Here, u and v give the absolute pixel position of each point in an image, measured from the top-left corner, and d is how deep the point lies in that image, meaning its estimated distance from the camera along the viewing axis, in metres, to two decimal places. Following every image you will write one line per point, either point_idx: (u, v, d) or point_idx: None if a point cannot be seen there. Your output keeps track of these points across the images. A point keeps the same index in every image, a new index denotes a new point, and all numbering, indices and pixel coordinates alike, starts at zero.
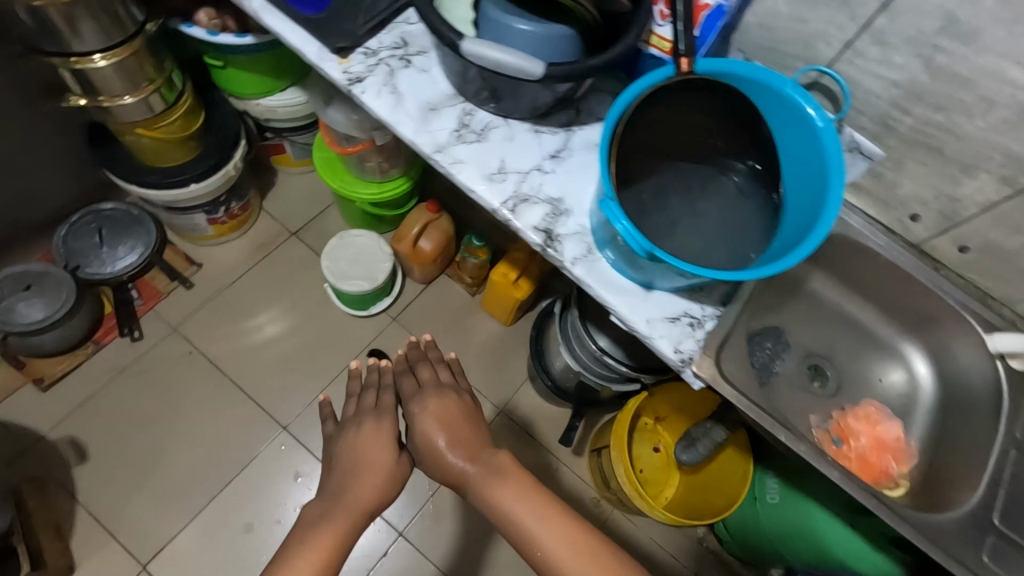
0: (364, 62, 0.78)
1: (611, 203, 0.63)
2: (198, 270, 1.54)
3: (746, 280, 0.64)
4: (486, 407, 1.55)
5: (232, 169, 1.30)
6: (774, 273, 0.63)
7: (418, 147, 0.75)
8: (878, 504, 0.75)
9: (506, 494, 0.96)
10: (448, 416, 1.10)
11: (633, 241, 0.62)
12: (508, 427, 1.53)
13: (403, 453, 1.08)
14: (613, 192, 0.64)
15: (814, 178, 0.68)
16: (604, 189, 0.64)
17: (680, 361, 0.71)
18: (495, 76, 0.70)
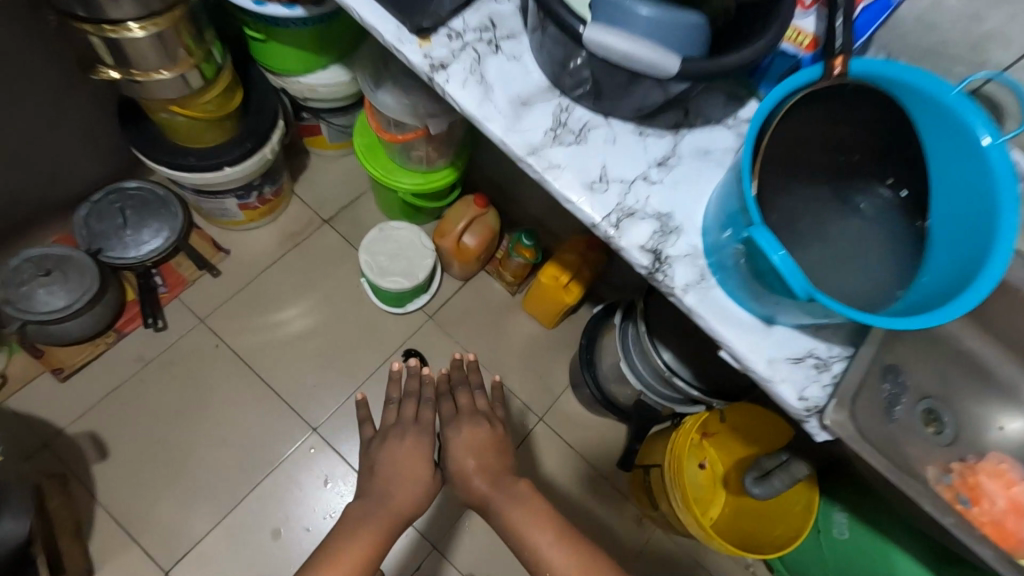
0: (448, 45, 0.69)
1: (761, 230, 0.54)
2: (226, 258, 1.44)
3: (905, 325, 0.54)
4: (526, 414, 1.46)
5: (270, 152, 1.20)
6: (937, 322, 0.54)
7: (509, 147, 0.66)
8: None
9: (527, 522, 0.96)
10: (479, 443, 1.12)
11: (790, 276, 0.54)
12: (548, 437, 1.45)
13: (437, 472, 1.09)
14: (760, 219, 0.55)
15: (976, 208, 0.58)
16: (751, 212, 0.55)
17: (805, 411, 0.62)
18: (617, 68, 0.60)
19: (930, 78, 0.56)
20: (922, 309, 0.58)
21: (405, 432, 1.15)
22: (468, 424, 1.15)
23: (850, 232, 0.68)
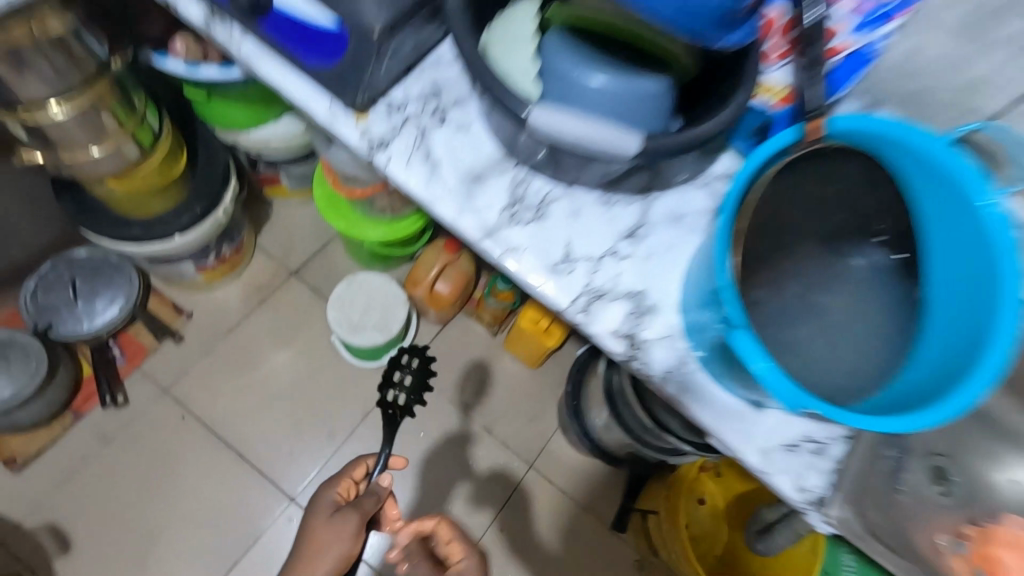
0: (387, 119, 0.61)
1: (745, 334, 0.47)
2: (187, 321, 1.37)
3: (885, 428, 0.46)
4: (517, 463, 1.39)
5: (221, 213, 1.13)
6: (938, 422, 0.45)
7: (462, 232, 0.60)
8: None
9: None
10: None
11: (780, 389, 0.46)
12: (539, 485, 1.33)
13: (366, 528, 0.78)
14: (744, 317, 0.47)
15: (966, 299, 0.50)
16: (732, 316, 0.47)
17: (805, 502, 0.57)
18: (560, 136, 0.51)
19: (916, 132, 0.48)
20: (909, 411, 0.47)
21: (327, 531, 0.74)
22: (455, 554, 0.77)
23: (839, 301, 0.61)
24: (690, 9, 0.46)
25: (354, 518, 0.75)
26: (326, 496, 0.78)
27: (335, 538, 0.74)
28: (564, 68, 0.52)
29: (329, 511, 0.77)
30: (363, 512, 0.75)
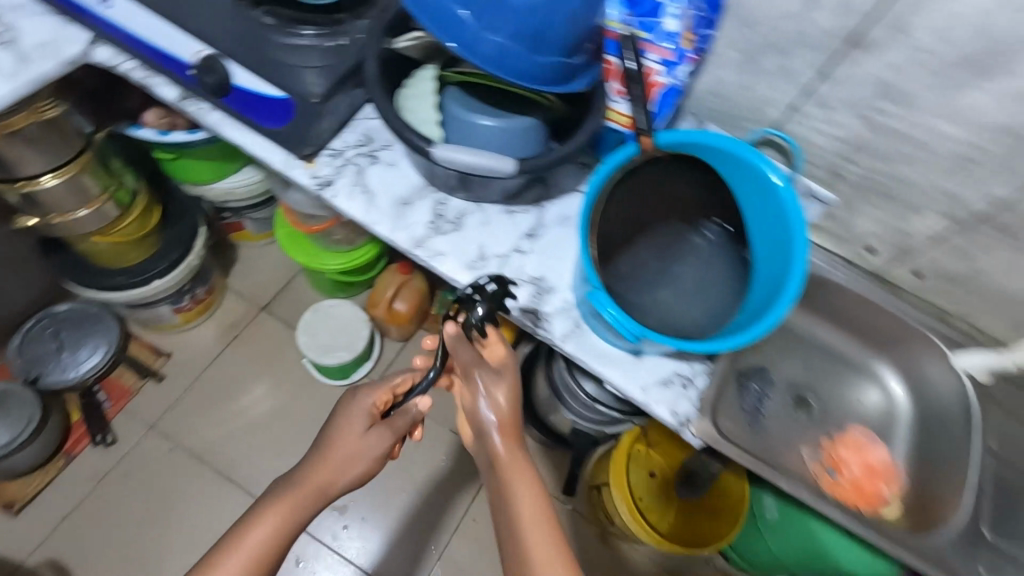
0: (331, 163, 0.78)
1: (599, 291, 0.65)
2: (167, 361, 1.48)
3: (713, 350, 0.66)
4: None
5: (194, 258, 1.28)
6: (738, 343, 0.65)
7: (396, 244, 0.76)
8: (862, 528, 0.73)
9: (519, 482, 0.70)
10: (510, 453, 0.71)
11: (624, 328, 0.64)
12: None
13: (396, 428, 0.76)
14: (598, 280, 0.66)
15: (776, 252, 0.73)
16: (589, 279, 0.66)
17: (679, 424, 0.74)
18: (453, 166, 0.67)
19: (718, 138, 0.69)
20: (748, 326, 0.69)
21: (356, 441, 0.74)
22: (497, 357, 0.73)
23: (694, 268, 0.80)
24: (531, 72, 0.62)
25: (385, 431, 0.75)
26: (363, 400, 0.77)
27: (365, 451, 0.74)
28: (459, 113, 0.70)
29: (364, 423, 0.75)
30: (393, 424, 0.76)
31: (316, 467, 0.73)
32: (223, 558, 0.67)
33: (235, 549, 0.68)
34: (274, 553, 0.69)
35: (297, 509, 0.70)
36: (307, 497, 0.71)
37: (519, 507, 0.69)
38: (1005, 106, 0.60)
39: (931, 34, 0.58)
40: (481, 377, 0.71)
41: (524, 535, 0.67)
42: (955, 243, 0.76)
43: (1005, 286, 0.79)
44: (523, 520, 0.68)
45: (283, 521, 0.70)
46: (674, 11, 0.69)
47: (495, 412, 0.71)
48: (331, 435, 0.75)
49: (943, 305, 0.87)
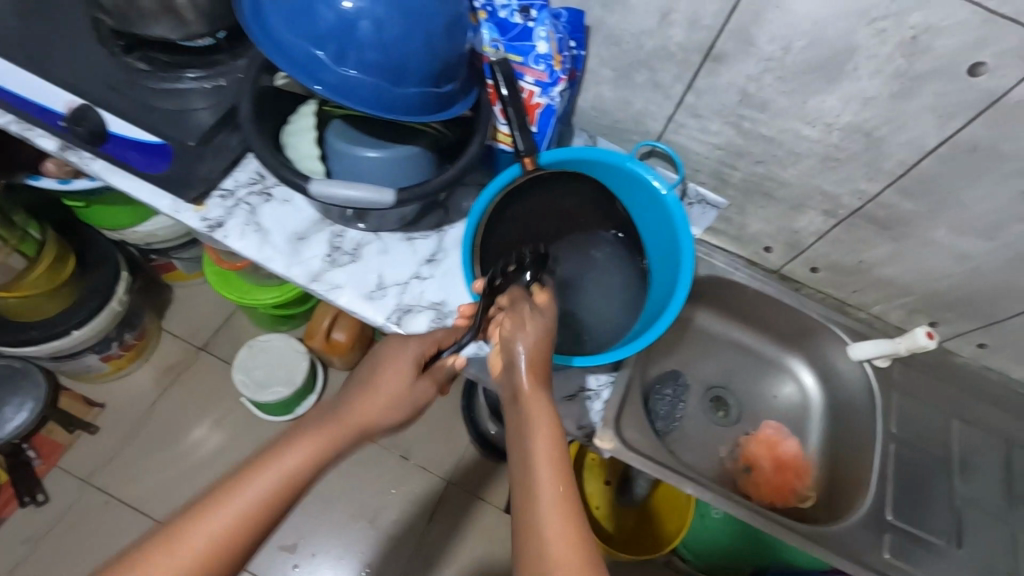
0: (221, 205, 0.77)
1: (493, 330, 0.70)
2: (101, 412, 1.45)
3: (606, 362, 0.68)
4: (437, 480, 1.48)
5: (117, 303, 1.25)
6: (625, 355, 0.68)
7: (292, 280, 0.76)
8: (772, 523, 0.73)
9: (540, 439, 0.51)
10: (535, 393, 0.53)
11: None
12: (456, 496, 1.40)
13: (431, 377, 0.63)
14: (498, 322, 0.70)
15: (669, 259, 0.77)
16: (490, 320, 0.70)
17: (585, 436, 0.74)
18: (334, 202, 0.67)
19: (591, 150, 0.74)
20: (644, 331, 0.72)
21: (393, 386, 0.60)
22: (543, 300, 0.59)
23: (595, 281, 0.81)
24: (399, 104, 0.62)
25: (423, 384, 0.62)
26: (410, 347, 0.63)
27: (409, 398, 0.61)
28: (342, 147, 0.70)
29: (406, 368, 0.61)
30: (436, 377, 0.63)
31: (343, 414, 0.58)
32: (217, 504, 0.49)
33: (228, 492, 0.50)
34: (280, 507, 0.51)
35: (318, 456, 0.54)
36: (334, 437, 0.56)
37: (537, 462, 0.49)
38: (852, 106, 0.63)
39: (775, 43, 0.61)
40: (524, 312, 0.57)
41: (541, 489, 0.48)
42: (838, 236, 0.79)
43: (891, 275, 0.81)
44: (537, 476, 0.49)
45: (297, 466, 0.53)
46: (543, 32, 0.69)
47: (529, 349, 0.55)
48: (364, 380, 0.61)
49: (843, 297, 0.89)
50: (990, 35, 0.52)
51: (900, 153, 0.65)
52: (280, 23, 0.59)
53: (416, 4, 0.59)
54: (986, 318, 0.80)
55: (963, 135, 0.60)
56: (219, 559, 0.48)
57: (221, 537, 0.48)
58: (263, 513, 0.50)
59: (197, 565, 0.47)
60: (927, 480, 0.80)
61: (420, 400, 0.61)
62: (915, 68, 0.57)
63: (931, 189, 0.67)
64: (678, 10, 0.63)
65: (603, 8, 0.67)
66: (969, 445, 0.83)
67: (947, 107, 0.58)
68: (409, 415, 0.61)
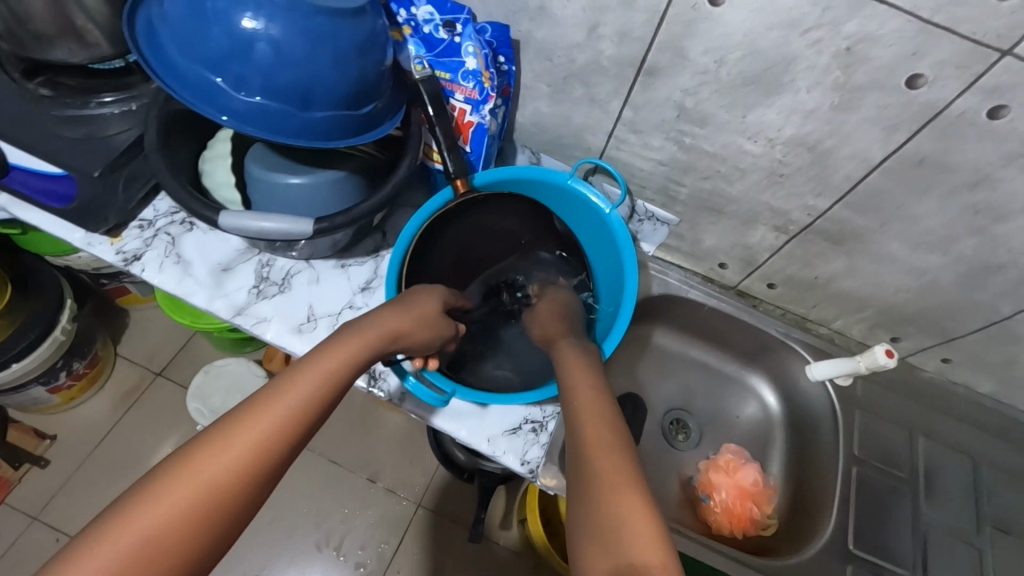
0: (139, 237, 0.73)
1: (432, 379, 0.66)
2: (53, 444, 1.39)
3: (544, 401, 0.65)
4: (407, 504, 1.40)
5: (60, 332, 1.21)
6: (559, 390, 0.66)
7: (215, 314, 0.71)
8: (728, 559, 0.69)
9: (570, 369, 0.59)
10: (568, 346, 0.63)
11: (425, 394, 0.65)
12: (428, 521, 1.32)
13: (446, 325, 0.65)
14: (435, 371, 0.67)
15: (616, 274, 0.75)
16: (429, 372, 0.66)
17: (530, 473, 0.70)
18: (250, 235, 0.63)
19: (527, 169, 0.71)
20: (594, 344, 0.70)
21: (426, 311, 0.63)
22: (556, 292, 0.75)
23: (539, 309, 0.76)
24: (307, 129, 0.58)
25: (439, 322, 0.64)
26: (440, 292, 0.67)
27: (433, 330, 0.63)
28: (260, 174, 0.66)
29: (431, 306, 0.64)
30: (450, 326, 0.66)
31: (364, 328, 0.57)
32: (244, 421, 0.44)
33: (258, 405, 0.46)
34: (307, 425, 0.47)
35: (345, 369, 0.52)
36: (356, 353, 0.54)
37: (585, 401, 0.53)
38: (792, 120, 0.59)
39: (707, 56, 0.57)
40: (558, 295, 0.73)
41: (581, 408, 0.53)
42: (792, 252, 0.76)
43: (848, 290, 0.78)
44: (584, 407, 0.53)
45: (322, 382, 0.50)
46: (471, 48, 0.65)
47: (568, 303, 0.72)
48: (389, 304, 0.61)
49: (803, 312, 0.86)
50: (925, 44, 0.49)
51: (845, 168, 0.62)
52: (175, 51, 0.55)
53: (318, 25, 0.55)
54: (946, 333, 0.77)
55: (908, 149, 0.57)
56: (247, 482, 0.42)
57: (252, 453, 0.43)
58: (291, 427, 0.46)
59: (224, 481, 0.41)
60: (891, 503, 0.76)
61: (429, 338, 0.63)
62: (853, 79, 0.53)
63: (880, 204, 0.64)
64: (606, 22, 0.59)
65: (531, 21, 0.64)
66: (935, 463, 0.80)
67: (888, 120, 0.55)
68: (419, 344, 0.62)
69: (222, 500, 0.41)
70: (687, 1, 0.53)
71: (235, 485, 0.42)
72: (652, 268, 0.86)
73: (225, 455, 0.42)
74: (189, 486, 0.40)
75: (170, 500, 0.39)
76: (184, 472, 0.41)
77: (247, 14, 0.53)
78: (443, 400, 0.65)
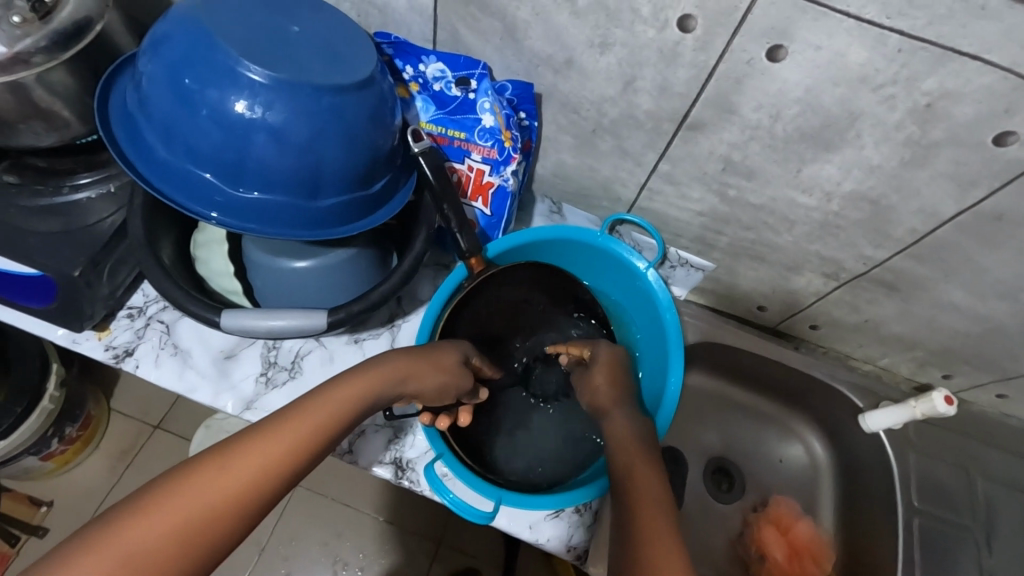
0: (129, 328, 0.66)
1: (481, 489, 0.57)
2: (50, 511, 1.27)
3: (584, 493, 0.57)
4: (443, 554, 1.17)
5: (48, 401, 1.10)
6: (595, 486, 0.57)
7: (222, 410, 0.65)
8: None
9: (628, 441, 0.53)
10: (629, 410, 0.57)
11: (469, 511, 0.56)
12: (454, 561, 1.16)
13: (459, 377, 0.56)
14: (483, 482, 0.57)
15: (658, 351, 0.67)
16: (479, 484, 0.57)
17: (576, 557, 0.62)
18: (249, 330, 0.55)
19: (556, 230, 0.65)
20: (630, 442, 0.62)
21: (444, 358, 0.55)
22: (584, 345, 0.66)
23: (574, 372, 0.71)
24: (313, 218, 0.52)
25: (455, 372, 0.56)
26: (462, 345, 0.59)
27: (439, 380, 0.54)
28: (262, 259, 0.60)
29: (450, 357, 0.56)
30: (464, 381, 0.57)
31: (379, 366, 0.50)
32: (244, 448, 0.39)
33: (251, 438, 0.40)
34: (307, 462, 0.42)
35: (356, 406, 0.46)
36: (370, 388, 0.48)
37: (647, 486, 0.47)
38: (854, 175, 0.54)
39: (761, 111, 0.51)
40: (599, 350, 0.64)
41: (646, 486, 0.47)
42: (840, 297, 0.70)
43: (901, 332, 0.73)
44: (638, 490, 0.46)
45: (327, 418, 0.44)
46: (488, 105, 0.58)
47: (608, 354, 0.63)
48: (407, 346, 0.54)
49: (848, 351, 0.81)
50: (1020, 102, 0.43)
51: (910, 221, 0.56)
52: (155, 141, 0.49)
53: (323, 106, 0.48)
54: (1005, 372, 0.72)
55: (987, 205, 0.51)
56: (227, 520, 0.37)
57: (238, 493, 0.38)
58: (287, 469, 0.40)
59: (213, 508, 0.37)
60: (957, 554, 0.72)
61: (430, 386, 0.53)
62: (929, 136, 0.48)
63: (947, 255, 0.58)
64: (643, 77, 0.53)
65: (555, 75, 0.57)
66: (996, 506, 0.76)
67: (966, 176, 0.50)
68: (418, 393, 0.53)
69: (195, 541, 0.36)
70: (741, 55, 0.47)
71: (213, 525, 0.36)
72: (686, 314, 0.81)
73: (209, 492, 0.37)
74: (162, 523, 0.35)
75: (136, 538, 0.34)
76: (160, 507, 0.35)
77: (240, 99, 0.46)
78: (489, 518, 0.56)
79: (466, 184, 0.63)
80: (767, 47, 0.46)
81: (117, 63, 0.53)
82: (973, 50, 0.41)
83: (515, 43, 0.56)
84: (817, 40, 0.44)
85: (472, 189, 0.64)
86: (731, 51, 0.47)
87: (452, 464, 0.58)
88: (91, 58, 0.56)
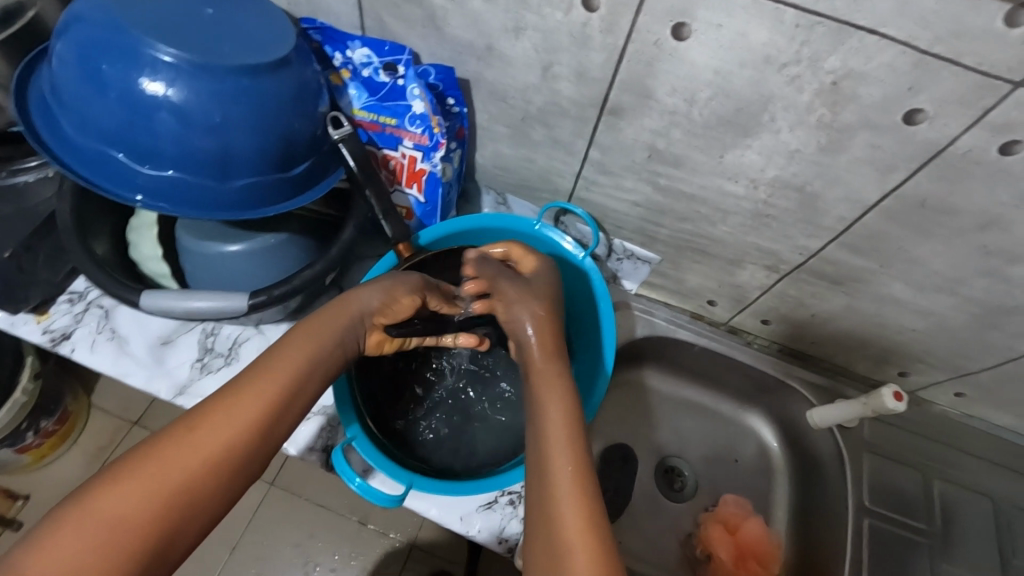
0: (68, 312, 0.66)
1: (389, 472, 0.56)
2: (25, 505, 1.27)
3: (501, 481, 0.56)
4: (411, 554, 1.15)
5: (22, 393, 1.10)
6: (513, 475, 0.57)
7: (155, 395, 0.65)
8: None
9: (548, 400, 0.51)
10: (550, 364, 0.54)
11: (377, 495, 0.56)
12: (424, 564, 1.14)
13: (409, 285, 0.57)
14: (392, 466, 0.57)
15: (593, 332, 0.67)
16: (391, 469, 0.57)
17: (508, 551, 0.60)
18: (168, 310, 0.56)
19: (485, 216, 0.65)
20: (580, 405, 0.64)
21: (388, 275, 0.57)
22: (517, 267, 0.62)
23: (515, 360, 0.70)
24: (227, 199, 0.52)
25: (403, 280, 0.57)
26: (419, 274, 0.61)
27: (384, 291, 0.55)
28: (193, 245, 0.60)
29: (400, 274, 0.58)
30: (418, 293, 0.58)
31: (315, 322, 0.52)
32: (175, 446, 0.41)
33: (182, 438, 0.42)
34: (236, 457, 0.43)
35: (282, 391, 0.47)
36: (298, 364, 0.49)
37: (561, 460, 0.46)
38: (776, 161, 0.53)
39: (676, 95, 0.50)
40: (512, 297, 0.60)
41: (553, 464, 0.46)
42: (785, 291, 0.69)
43: (849, 329, 0.71)
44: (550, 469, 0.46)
45: (262, 408, 0.45)
46: (416, 90, 0.58)
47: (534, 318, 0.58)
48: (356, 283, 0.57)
49: (802, 348, 0.79)
50: (923, 79, 0.42)
51: (838, 209, 0.55)
52: (69, 125, 0.49)
53: (230, 87, 0.48)
54: (958, 369, 0.70)
55: (910, 190, 0.50)
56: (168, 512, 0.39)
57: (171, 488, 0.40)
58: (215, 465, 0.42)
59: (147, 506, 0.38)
60: (910, 555, 0.70)
61: (374, 294, 0.55)
62: (841, 118, 0.47)
63: (880, 246, 0.57)
64: (560, 62, 0.52)
65: (479, 61, 0.57)
66: (954, 508, 0.73)
67: (882, 159, 0.49)
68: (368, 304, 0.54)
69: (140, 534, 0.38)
70: (648, 36, 0.47)
71: (160, 527, 0.39)
72: (636, 308, 0.80)
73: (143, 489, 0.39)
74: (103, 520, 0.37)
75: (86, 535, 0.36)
76: (98, 508, 0.37)
77: (145, 78, 0.46)
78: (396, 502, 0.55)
79: (400, 172, 0.64)
80: (672, 27, 0.45)
81: (45, 46, 0.54)
82: (869, 25, 0.40)
83: (437, 29, 0.56)
84: (718, 19, 0.44)
85: (407, 177, 0.64)
86: (638, 33, 0.47)
87: (361, 446, 0.57)
88: (23, 45, 0.57)
